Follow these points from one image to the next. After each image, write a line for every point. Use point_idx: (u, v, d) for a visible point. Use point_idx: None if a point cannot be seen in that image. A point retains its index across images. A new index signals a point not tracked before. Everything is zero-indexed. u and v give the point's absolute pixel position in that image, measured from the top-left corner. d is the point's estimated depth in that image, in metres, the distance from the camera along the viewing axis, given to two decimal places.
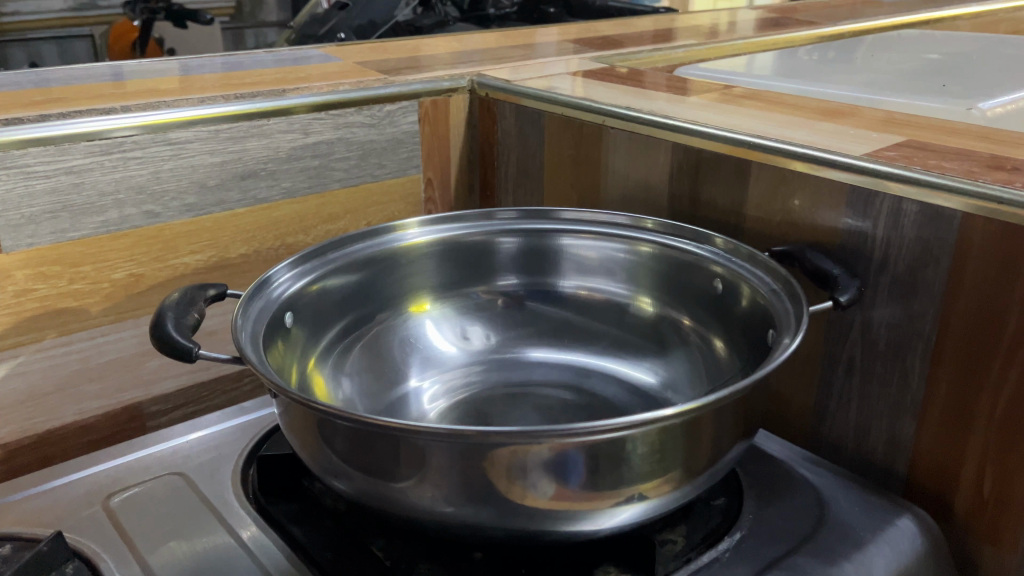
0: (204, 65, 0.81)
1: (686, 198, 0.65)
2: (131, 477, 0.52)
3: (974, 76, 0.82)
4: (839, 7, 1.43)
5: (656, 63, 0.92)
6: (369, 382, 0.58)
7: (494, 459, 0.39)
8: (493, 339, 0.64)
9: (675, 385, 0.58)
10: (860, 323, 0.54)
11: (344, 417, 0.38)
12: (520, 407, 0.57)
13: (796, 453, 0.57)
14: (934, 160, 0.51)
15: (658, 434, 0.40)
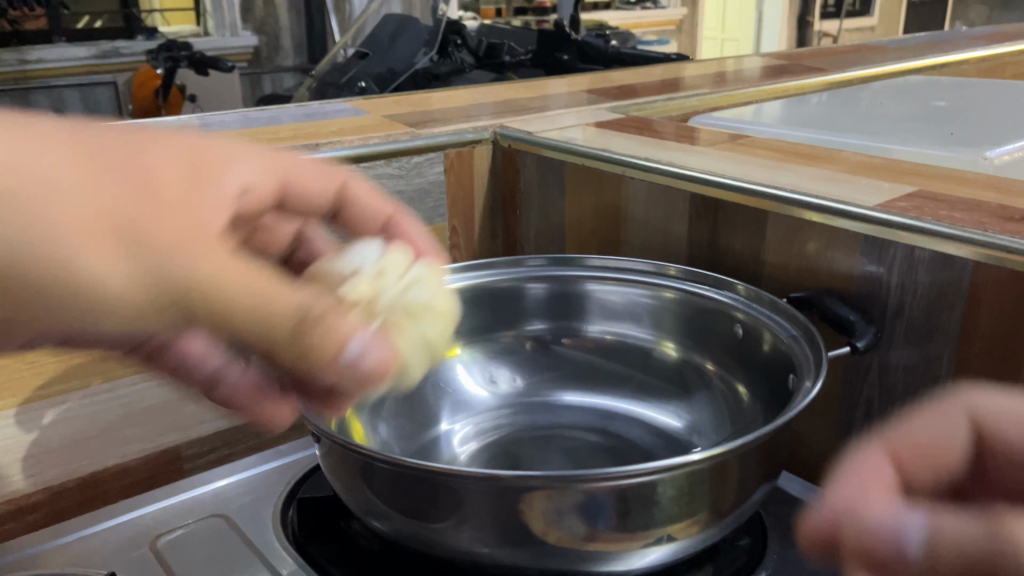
0: (235, 121, 0.84)
1: (705, 245, 0.68)
2: (175, 520, 0.54)
3: (980, 122, 0.84)
4: (846, 52, 1.47)
5: (670, 112, 0.95)
6: (403, 425, 0.60)
7: (530, 502, 0.41)
8: (520, 382, 0.66)
9: (700, 429, 0.59)
10: (877, 366, 0.56)
11: (389, 460, 0.40)
12: (548, 450, 0.59)
13: (817, 493, 0.58)
14: (944, 210, 0.52)
15: (687, 478, 0.41)
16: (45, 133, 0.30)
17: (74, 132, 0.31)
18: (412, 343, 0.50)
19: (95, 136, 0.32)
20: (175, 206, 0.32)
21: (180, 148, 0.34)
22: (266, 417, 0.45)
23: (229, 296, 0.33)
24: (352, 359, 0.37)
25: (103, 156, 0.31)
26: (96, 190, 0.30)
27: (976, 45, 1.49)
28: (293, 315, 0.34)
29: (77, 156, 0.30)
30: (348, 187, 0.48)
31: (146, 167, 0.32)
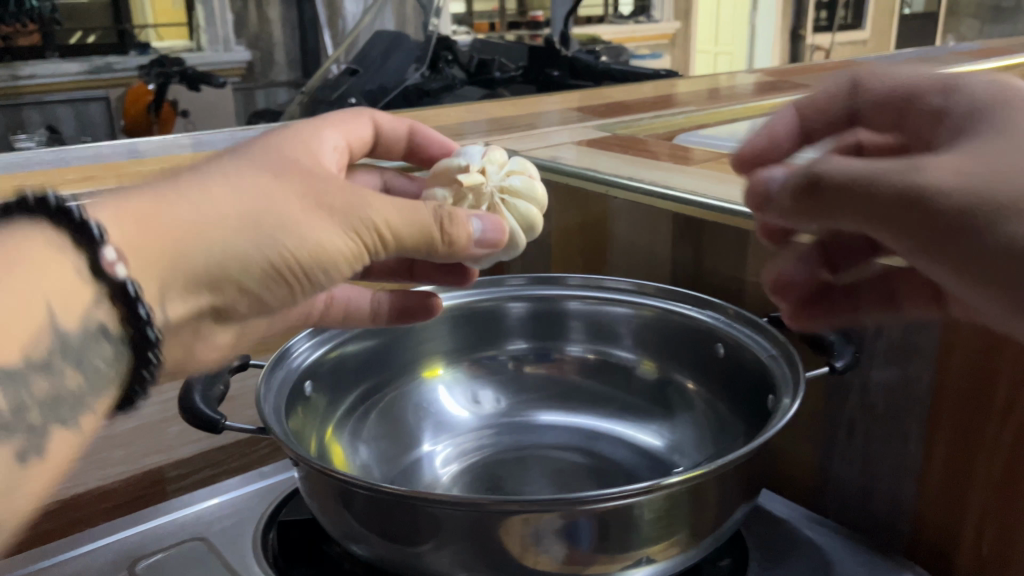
0: (221, 141, 0.84)
1: (689, 265, 0.68)
2: (155, 543, 0.54)
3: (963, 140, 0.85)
4: (835, 69, 1.47)
5: (656, 130, 0.95)
6: (385, 447, 0.60)
7: (508, 526, 0.41)
8: (503, 403, 0.66)
9: (681, 449, 0.59)
10: (858, 386, 0.56)
11: (366, 486, 0.40)
12: (531, 472, 0.58)
13: (801, 514, 0.58)
14: None
15: (664, 499, 0.41)
16: (212, 195, 0.38)
17: (243, 166, 0.41)
18: (521, 203, 0.55)
19: (240, 182, 0.39)
20: (315, 201, 0.41)
21: (294, 172, 0.42)
22: (410, 313, 0.58)
23: (389, 224, 0.42)
24: (462, 217, 0.45)
25: (262, 198, 0.39)
26: (262, 216, 0.39)
27: (964, 61, 1.50)
28: (430, 229, 0.44)
29: (251, 213, 0.38)
30: (376, 121, 0.57)
31: (268, 193, 0.39)
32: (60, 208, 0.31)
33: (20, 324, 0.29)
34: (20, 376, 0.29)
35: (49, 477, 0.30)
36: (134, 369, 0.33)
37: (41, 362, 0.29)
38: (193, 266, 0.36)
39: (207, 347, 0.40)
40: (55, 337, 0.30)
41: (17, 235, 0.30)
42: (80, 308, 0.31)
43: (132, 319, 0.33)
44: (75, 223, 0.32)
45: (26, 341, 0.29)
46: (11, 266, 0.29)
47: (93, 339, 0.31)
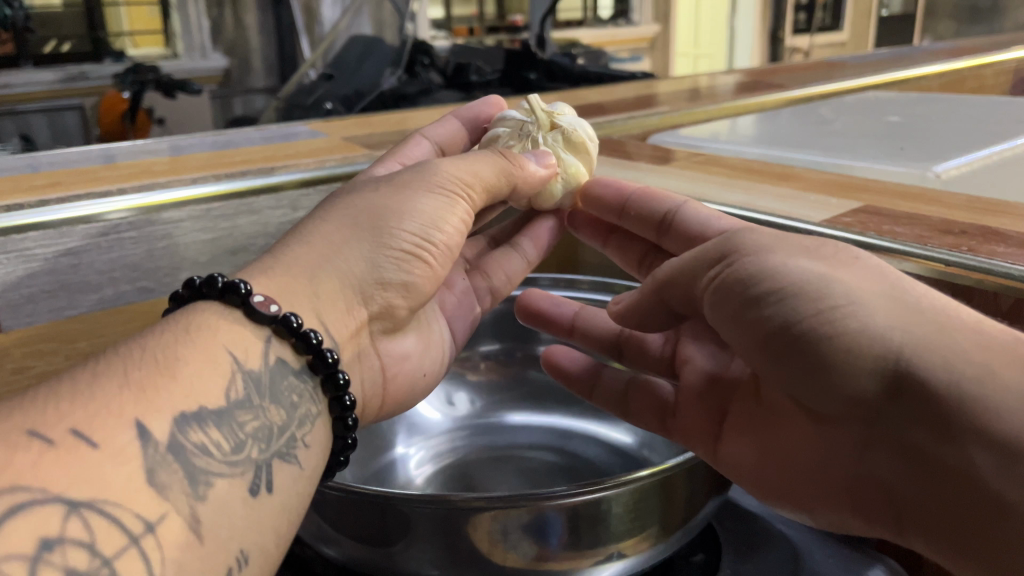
0: (193, 145, 0.84)
1: None
2: None
3: (932, 137, 0.85)
4: (810, 69, 1.48)
5: (630, 131, 0.95)
6: (358, 451, 0.59)
7: (477, 523, 0.41)
8: (477, 404, 0.66)
9: (651, 444, 0.60)
10: None
11: (338, 486, 0.43)
12: (503, 471, 0.58)
13: None
14: (888, 226, 0.52)
15: (633, 494, 0.42)
16: (315, 232, 0.47)
17: (325, 214, 0.49)
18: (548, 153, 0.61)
19: (350, 208, 0.49)
20: (405, 190, 0.50)
21: (379, 182, 0.52)
22: (545, 231, 0.65)
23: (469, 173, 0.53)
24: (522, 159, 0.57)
25: (356, 216, 0.48)
26: (367, 224, 0.48)
27: (935, 59, 1.51)
28: (501, 171, 0.55)
29: (358, 226, 0.48)
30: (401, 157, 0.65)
31: (364, 206, 0.49)
32: (227, 285, 0.42)
33: (212, 379, 0.38)
34: (236, 415, 0.38)
35: (273, 510, 0.38)
36: (335, 395, 0.44)
37: (251, 402, 0.40)
38: (330, 291, 0.46)
39: (388, 354, 0.53)
40: (249, 379, 0.40)
41: (194, 325, 0.40)
42: (261, 354, 0.42)
43: (310, 354, 0.43)
44: (241, 297, 0.42)
45: (218, 389, 0.38)
46: (185, 343, 0.39)
47: (282, 373, 0.42)
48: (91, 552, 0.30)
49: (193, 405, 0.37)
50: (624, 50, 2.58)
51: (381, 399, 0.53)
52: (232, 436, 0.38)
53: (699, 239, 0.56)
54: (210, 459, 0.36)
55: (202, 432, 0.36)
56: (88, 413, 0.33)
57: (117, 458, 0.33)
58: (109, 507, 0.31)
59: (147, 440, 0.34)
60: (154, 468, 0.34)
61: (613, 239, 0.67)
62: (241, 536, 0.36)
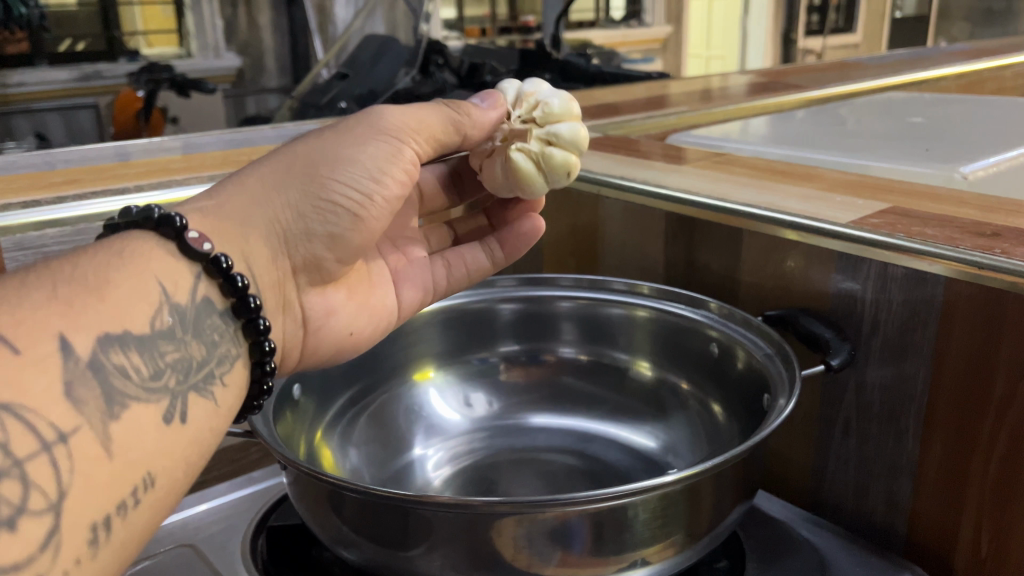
0: (210, 143, 0.84)
1: (681, 263, 0.68)
2: (146, 549, 0.54)
3: (957, 138, 0.84)
4: (828, 70, 1.46)
5: (649, 131, 0.94)
6: (375, 451, 0.59)
7: (500, 528, 0.40)
8: (496, 405, 0.65)
9: (675, 449, 0.59)
10: (854, 385, 0.56)
11: (357, 488, 0.40)
12: (523, 474, 0.58)
13: (796, 514, 0.59)
14: (917, 227, 0.51)
15: (660, 500, 0.41)
16: (252, 172, 0.48)
17: (271, 158, 0.49)
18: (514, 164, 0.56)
19: (292, 155, 0.49)
20: (348, 138, 0.49)
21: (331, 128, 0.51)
22: (518, 235, 0.62)
23: (412, 120, 0.50)
24: (467, 104, 0.53)
25: (296, 162, 0.48)
26: (304, 172, 0.48)
27: (955, 60, 1.49)
28: (448, 122, 0.51)
29: (293, 169, 0.47)
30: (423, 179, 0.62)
31: (304, 150, 0.48)
32: (161, 217, 0.40)
33: (138, 307, 0.37)
34: (157, 344, 0.37)
35: (185, 442, 0.37)
36: (255, 339, 0.44)
37: (174, 335, 0.38)
38: (260, 233, 0.46)
39: (313, 310, 0.51)
40: (175, 312, 0.39)
41: (121, 250, 0.39)
42: (190, 289, 0.40)
43: (232, 295, 0.43)
44: (175, 230, 0.41)
45: (143, 317, 0.37)
46: (116, 267, 0.37)
47: (207, 311, 0.41)
48: (3, 451, 0.28)
49: (118, 328, 0.35)
50: (638, 51, 2.56)
51: (302, 352, 0.51)
52: (151, 362, 0.36)
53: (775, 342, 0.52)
54: (128, 382, 0.35)
55: (124, 354, 0.35)
56: (16, 319, 0.31)
57: (40, 367, 0.31)
58: (26, 412, 0.30)
59: (69, 355, 0.32)
60: (74, 381, 0.32)
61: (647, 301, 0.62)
62: (151, 459, 0.34)
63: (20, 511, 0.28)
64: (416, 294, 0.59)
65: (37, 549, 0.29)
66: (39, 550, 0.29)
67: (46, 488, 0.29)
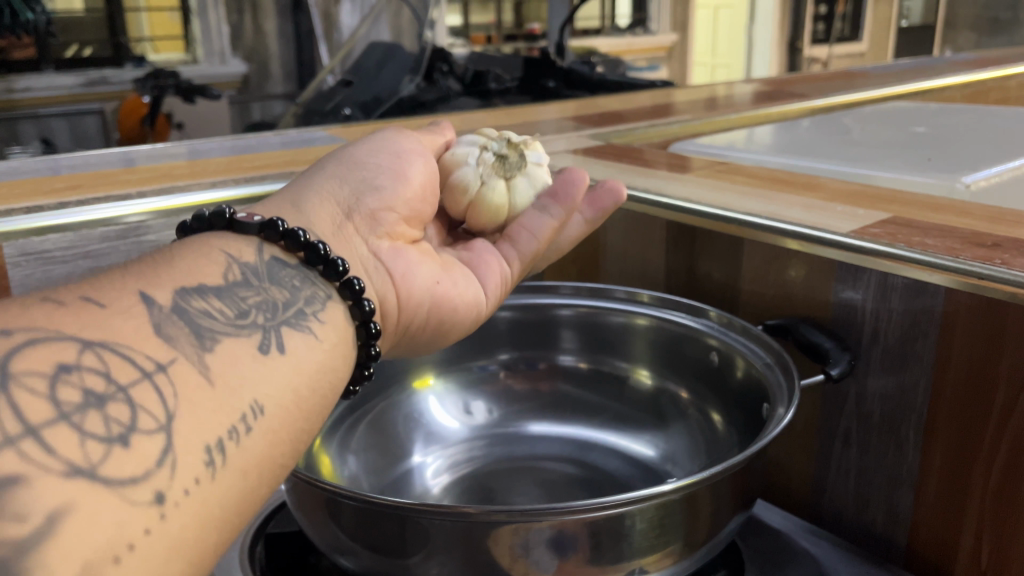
0: (213, 149, 0.84)
1: (682, 271, 0.68)
2: None
3: (959, 148, 0.84)
4: (831, 80, 1.46)
5: (652, 138, 0.95)
6: (374, 459, 0.59)
7: (498, 537, 0.40)
8: (495, 413, 0.65)
9: (674, 458, 0.59)
10: (854, 394, 0.56)
11: (353, 496, 0.40)
12: (522, 483, 0.58)
13: (796, 524, 0.59)
14: (917, 236, 0.51)
15: (657, 510, 0.41)
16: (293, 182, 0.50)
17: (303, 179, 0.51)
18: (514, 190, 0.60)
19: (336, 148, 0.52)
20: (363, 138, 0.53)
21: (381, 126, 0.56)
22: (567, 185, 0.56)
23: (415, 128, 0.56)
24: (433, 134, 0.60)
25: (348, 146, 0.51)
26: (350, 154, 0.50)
27: (960, 70, 1.49)
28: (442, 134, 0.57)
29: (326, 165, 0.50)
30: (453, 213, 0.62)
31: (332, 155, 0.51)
32: (212, 211, 0.42)
33: (208, 268, 0.38)
34: (235, 291, 0.38)
35: (289, 371, 0.36)
36: (342, 281, 0.43)
37: (251, 284, 0.39)
38: (319, 203, 0.47)
39: (396, 265, 0.49)
40: (246, 270, 0.39)
41: (191, 239, 0.40)
42: (256, 253, 0.41)
43: (301, 249, 0.42)
44: (224, 219, 0.42)
45: (219, 275, 0.38)
46: (179, 249, 0.39)
47: (279, 266, 0.41)
48: (106, 377, 0.29)
49: (193, 281, 0.36)
50: (642, 60, 2.54)
51: (397, 305, 0.49)
52: (234, 304, 0.37)
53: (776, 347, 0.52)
54: (214, 322, 0.35)
55: (204, 301, 0.36)
56: (99, 286, 0.33)
57: (123, 314, 0.32)
58: (120, 346, 0.30)
59: (150, 303, 0.33)
60: (161, 323, 0.33)
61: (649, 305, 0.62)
62: (255, 389, 0.34)
63: (131, 430, 0.29)
64: (495, 266, 0.55)
65: (152, 464, 0.29)
66: (155, 465, 0.29)
67: (153, 411, 0.30)
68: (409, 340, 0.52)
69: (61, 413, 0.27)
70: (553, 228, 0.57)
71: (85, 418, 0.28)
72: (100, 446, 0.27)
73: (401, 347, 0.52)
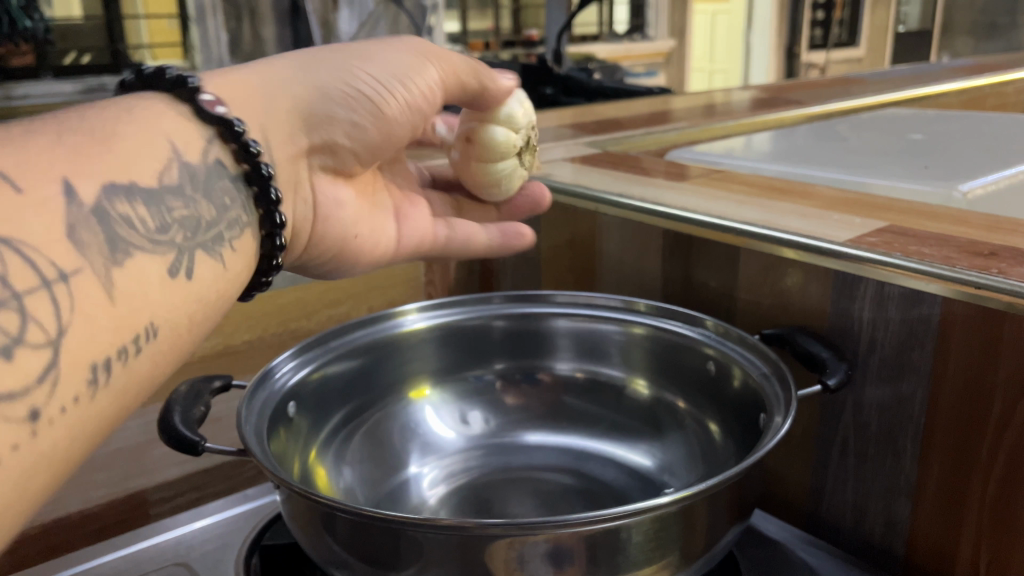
0: None
1: (679, 280, 0.68)
2: (138, 567, 0.55)
3: (957, 156, 0.83)
4: (829, 86, 1.47)
5: (649, 146, 0.95)
6: (370, 470, 0.59)
7: (493, 551, 0.40)
8: (492, 423, 0.65)
9: (672, 469, 0.59)
10: (851, 404, 0.56)
11: (348, 510, 0.40)
12: (519, 494, 0.58)
13: (793, 535, 0.59)
14: (914, 246, 0.51)
15: (654, 522, 0.41)
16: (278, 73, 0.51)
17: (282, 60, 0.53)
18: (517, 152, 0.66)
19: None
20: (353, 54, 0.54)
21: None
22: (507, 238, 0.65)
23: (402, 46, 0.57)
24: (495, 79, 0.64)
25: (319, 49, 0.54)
26: (312, 63, 0.53)
27: (958, 76, 1.50)
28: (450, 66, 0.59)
29: (307, 87, 0.52)
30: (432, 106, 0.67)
31: (312, 62, 0.53)
32: (178, 80, 0.44)
33: (146, 160, 0.40)
34: (164, 199, 0.40)
35: (183, 297, 0.40)
36: (265, 210, 0.47)
37: (182, 193, 0.42)
38: (281, 113, 0.51)
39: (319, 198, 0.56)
40: (185, 170, 0.42)
41: (128, 109, 0.41)
42: (201, 151, 0.44)
43: (234, 143, 0.45)
44: (188, 93, 0.44)
45: (156, 172, 0.40)
46: (127, 123, 0.40)
47: (218, 174, 0.45)
48: (3, 283, 0.31)
49: (126, 179, 0.38)
50: (641, 65, 2.55)
51: (306, 240, 0.57)
52: (157, 216, 0.39)
53: (770, 356, 0.52)
54: (132, 232, 0.37)
55: (128, 206, 0.38)
56: (25, 166, 0.33)
57: (37, 208, 0.33)
58: (26, 250, 0.32)
59: (72, 199, 0.35)
60: (76, 225, 0.35)
61: (648, 315, 0.62)
62: (154, 310, 0.38)
63: (16, 343, 0.31)
64: (423, 227, 0.65)
65: (33, 381, 0.31)
66: (35, 381, 0.31)
67: (46, 325, 0.32)
68: (305, 269, 0.60)
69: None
70: (478, 248, 0.65)
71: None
72: None
73: (299, 271, 0.60)
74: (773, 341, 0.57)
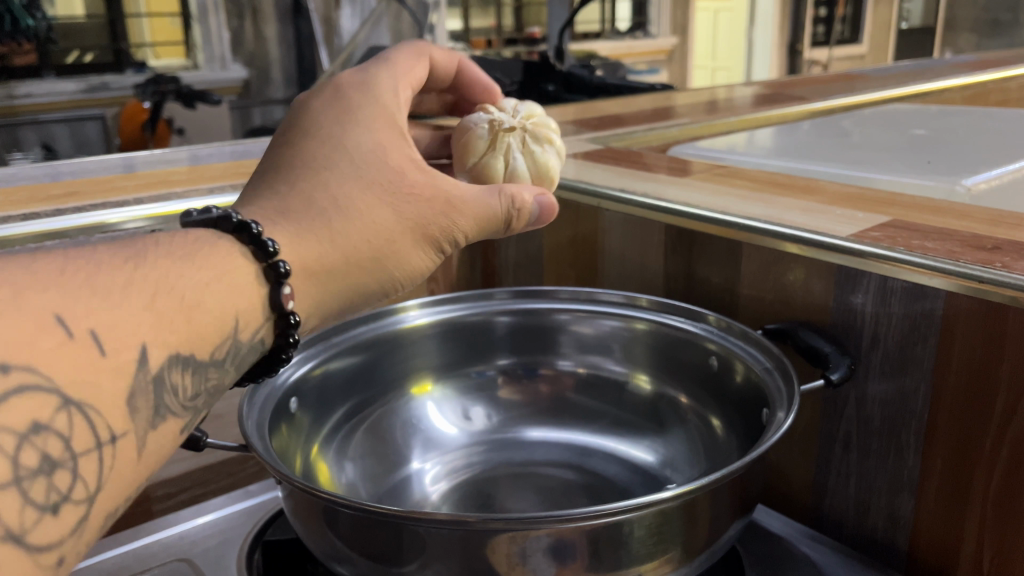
0: (212, 154, 0.84)
1: (681, 275, 0.68)
2: (140, 562, 0.55)
3: (959, 151, 0.83)
4: (831, 82, 1.46)
5: (650, 142, 0.94)
6: (372, 465, 0.59)
7: (495, 546, 0.40)
8: (494, 419, 0.65)
9: (674, 464, 0.59)
10: (854, 399, 0.55)
11: (349, 504, 0.39)
12: (522, 490, 0.58)
13: (796, 530, 0.59)
14: (917, 240, 0.51)
15: (656, 517, 0.40)
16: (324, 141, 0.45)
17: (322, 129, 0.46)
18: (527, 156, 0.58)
19: (355, 75, 0.50)
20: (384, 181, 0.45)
21: (390, 67, 0.51)
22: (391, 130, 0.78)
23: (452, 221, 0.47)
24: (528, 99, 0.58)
25: (374, 126, 0.47)
26: (356, 146, 0.45)
27: (961, 72, 1.49)
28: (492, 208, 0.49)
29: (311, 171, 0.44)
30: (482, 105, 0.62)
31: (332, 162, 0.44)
32: (239, 222, 0.40)
33: (210, 329, 0.37)
34: (206, 369, 0.38)
35: None
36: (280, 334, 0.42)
37: (222, 362, 0.39)
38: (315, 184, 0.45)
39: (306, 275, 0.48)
40: (235, 347, 0.39)
41: (195, 238, 0.39)
42: (254, 328, 0.40)
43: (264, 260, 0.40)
44: (250, 236, 0.40)
45: (213, 342, 0.37)
46: (195, 274, 0.37)
47: (254, 348, 0.41)
48: (66, 444, 0.31)
49: (186, 344, 0.36)
50: (642, 62, 2.54)
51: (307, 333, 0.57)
52: (196, 382, 0.37)
53: (773, 350, 0.52)
54: (171, 399, 0.36)
55: (181, 374, 0.36)
56: (111, 319, 0.32)
57: (116, 370, 0.33)
58: (89, 410, 0.32)
59: (143, 364, 0.34)
60: (136, 391, 0.34)
61: (650, 309, 0.62)
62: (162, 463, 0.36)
63: (70, 501, 0.31)
64: None
65: (68, 533, 0.31)
66: (68, 533, 0.31)
67: (88, 480, 0.32)
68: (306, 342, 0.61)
69: (14, 478, 0.29)
70: None
71: (32, 484, 0.30)
72: (35, 514, 0.29)
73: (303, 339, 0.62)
74: (777, 334, 0.57)
